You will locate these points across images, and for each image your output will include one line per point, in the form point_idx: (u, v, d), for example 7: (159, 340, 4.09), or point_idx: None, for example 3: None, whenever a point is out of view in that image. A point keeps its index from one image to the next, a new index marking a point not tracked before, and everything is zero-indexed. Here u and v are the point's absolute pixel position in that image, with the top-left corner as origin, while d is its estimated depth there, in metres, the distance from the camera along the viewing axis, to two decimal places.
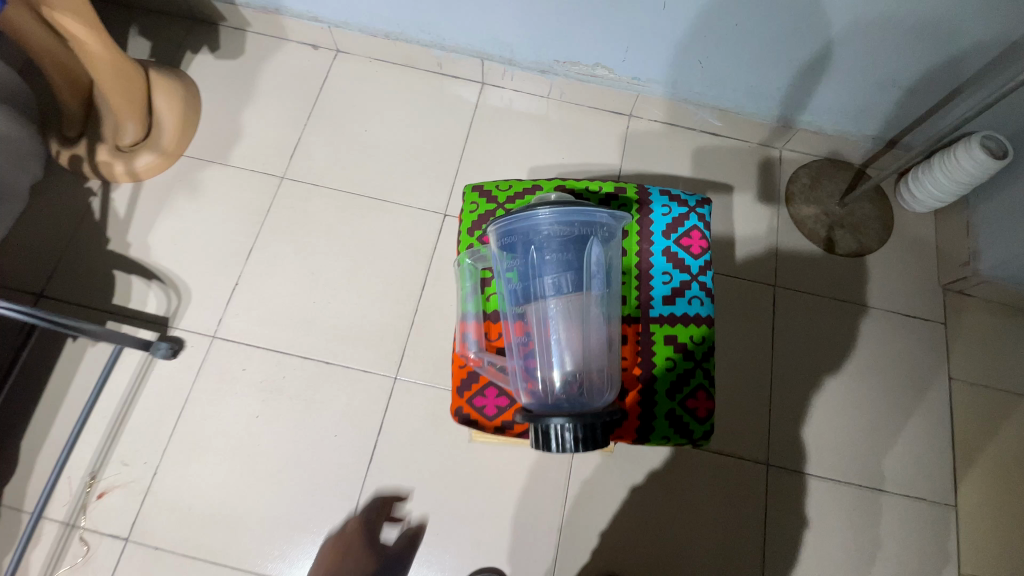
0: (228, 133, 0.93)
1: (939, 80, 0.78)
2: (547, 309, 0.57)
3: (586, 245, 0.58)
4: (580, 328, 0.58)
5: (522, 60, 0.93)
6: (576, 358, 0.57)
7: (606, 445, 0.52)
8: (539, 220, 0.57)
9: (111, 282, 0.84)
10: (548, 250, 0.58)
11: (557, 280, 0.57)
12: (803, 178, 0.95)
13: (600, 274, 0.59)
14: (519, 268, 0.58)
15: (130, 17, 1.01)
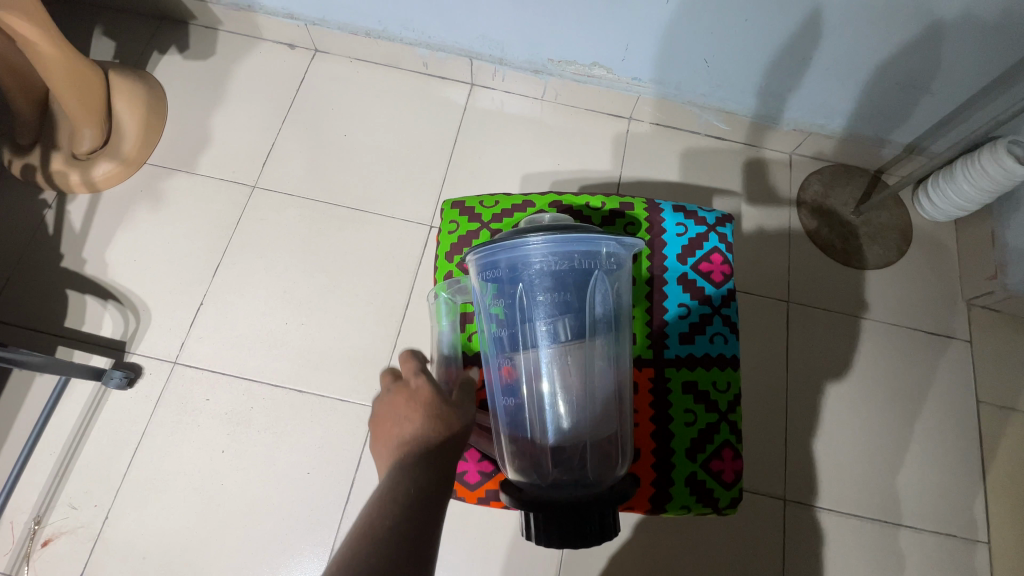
0: (196, 139, 0.86)
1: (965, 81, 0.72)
2: (541, 356, 0.50)
3: (587, 280, 0.51)
4: (581, 381, 0.50)
5: (514, 59, 0.86)
6: (575, 420, 0.50)
7: (607, 532, 0.45)
8: (530, 250, 0.49)
9: (63, 303, 0.76)
10: (541, 284, 0.50)
11: (552, 322, 0.50)
12: (816, 185, 0.89)
13: (604, 316, 0.52)
14: (508, 305, 0.52)
15: (92, 14, 0.94)
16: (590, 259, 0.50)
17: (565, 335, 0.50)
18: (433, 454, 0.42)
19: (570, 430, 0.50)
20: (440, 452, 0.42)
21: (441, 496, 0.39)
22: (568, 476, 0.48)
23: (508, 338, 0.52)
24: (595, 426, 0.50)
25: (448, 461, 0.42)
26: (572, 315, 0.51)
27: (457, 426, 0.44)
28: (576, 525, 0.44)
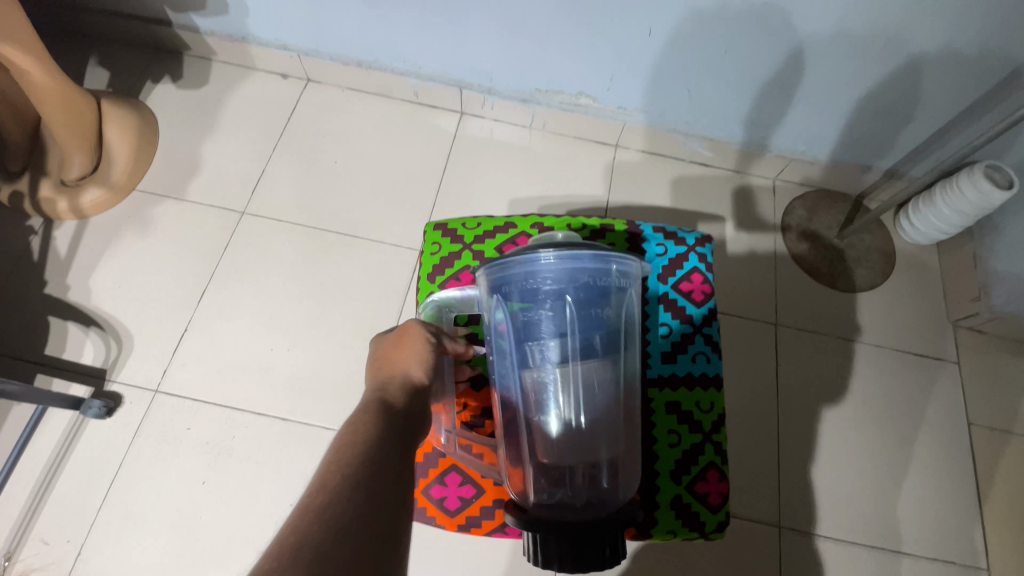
0: (186, 166, 0.87)
1: (938, 109, 0.74)
2: (551, 375, 0.49)
3: (599, 299, 0.50)
4: (591, 400, 0.50)
5: (502, 89, 0.88)
6: (583, 441, 0.49)
7: (619, 557, 0.44)
8: (542, 267, 0.49)
9: (43, 331, 0.75)
10: (553, 302, 0.50)
11: (563, 341, 0.50)
12: (799, 210, 0.90)
13: (615, 338, 0.51)
14: (517, 322, 0.50)
15: (87, 45, 0.95)
16: (602, 278, 0.50)
17: (576, 354, 0.50)
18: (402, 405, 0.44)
19: (579, 451, 0.49)
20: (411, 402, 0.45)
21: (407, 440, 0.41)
22: (577, 498, 0.47)
23: (517, 356, 0.50)
24: (604, 446, 0.50)
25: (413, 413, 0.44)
26: (583, 335, 0.50)
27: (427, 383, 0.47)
28: (593, 546, 0.43)
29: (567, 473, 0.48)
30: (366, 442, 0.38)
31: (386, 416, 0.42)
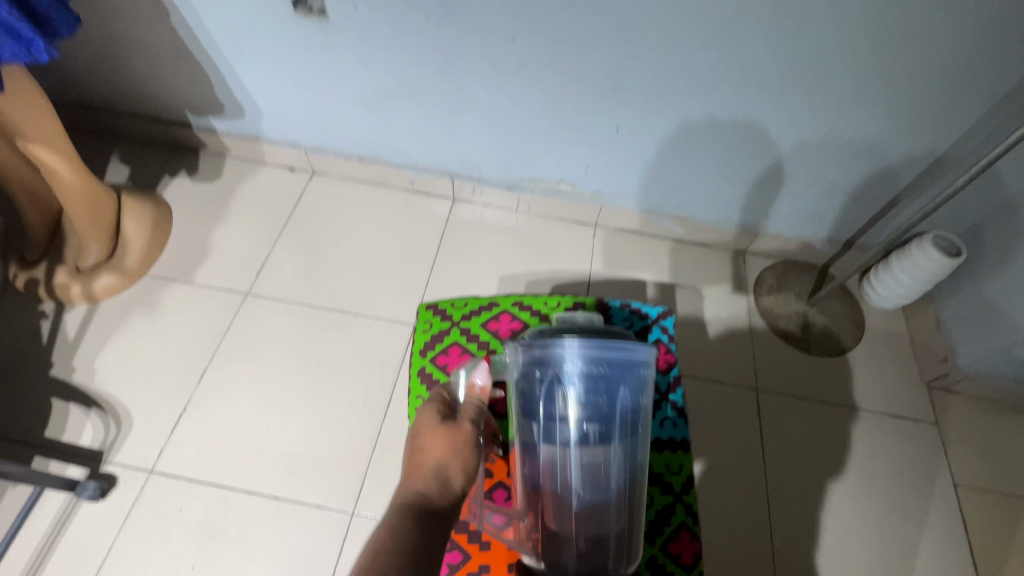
0: (196, 252, 0.93)
1: (879, 188, 0.83)
2: (569, 452, 0.54)
3: (618, 384, 0.54)
4: (603, 477, 0.54)
5: (491, 177, 0.98)
6: (594, 518, 0.54)
7: None
8: (568, 352, 0.53)
9: (44, 413, 0.77)
10: (576, 385, 0.54)
11: (582, 422, 0.54)
12: (769, 280, 0.96)
13: (631, 425, 0.55)
14: (543, 398, 0.55)
15: (110, 144, 1.05)
16: (622, 365, 0.54)
17: (593, 437, 0.54)
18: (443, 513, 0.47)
19: (590, 524, 0.54)
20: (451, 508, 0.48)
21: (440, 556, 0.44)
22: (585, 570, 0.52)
23: (541, 429, 0.56)
24: (612, 523, 0.54)
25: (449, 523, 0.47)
26: (601, 417, 0.54)
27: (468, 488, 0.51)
28: None
29: (575, 540, 0.54)
30: (411, 563, 0.40)
31: (426, 518, 0.45)
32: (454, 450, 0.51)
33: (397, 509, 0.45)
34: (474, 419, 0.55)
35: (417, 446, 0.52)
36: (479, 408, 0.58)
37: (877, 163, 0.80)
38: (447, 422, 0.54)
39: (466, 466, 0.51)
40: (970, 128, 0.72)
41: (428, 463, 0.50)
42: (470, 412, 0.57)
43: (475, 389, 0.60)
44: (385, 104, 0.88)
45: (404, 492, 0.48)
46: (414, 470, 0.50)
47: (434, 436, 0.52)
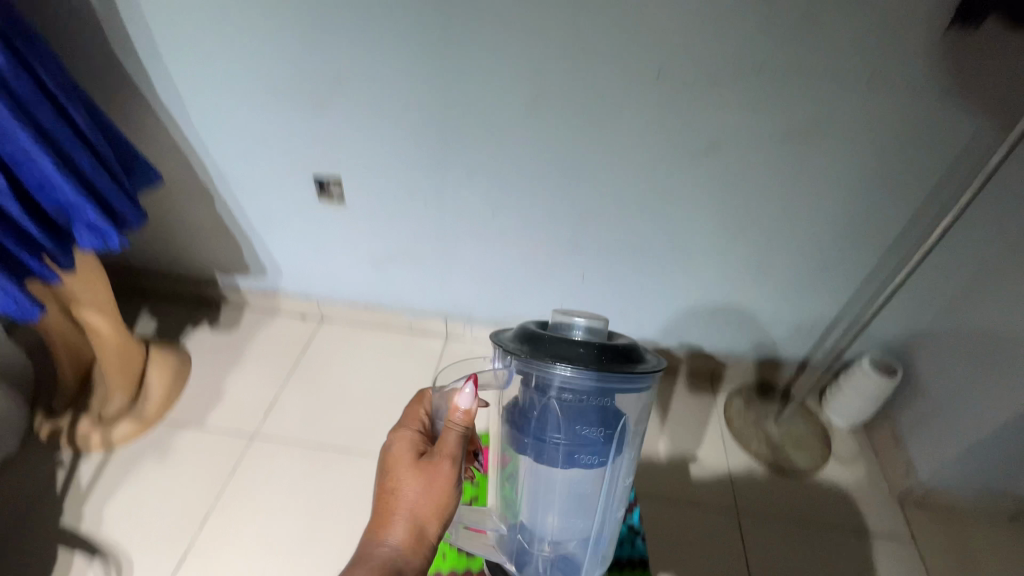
0: (210, 396, 1.01)
1: (814, 318, 0.96)
2: (553, 474, 0.54)
3: (611, 411, 0.52)
4: (586, 501, 0.56)
5: (480, 317, 1.11)
6: (568, 519, 0.56)
7: None
8: (561, 377, 0.51)
9: (49, 565, 0.79)
10: (567, 410, 0.52)
11: (572, 451, 0.52)
12: (736, 405, 1.05)
13: (615, 446, 0.53)
14: (533, 416, 0.53)
15: (142, 300, 1.18)
16: (616, 393, 0.52)
17: (580, 463, 0.53)
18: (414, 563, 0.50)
19: (564, 521, 0.56)
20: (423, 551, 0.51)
21: None
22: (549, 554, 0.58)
23: (529, 446, 0.54)
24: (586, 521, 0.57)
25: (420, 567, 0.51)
26: (591, 442, 0.52)
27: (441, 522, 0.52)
28: None
29: (554, 544, 0.58)
30: None
31: None
32: (428, 501, 0.51)
33: (365, 570, 0.49)
34: (451, 459, 0.52)
35: (390, 486, 0.52)
36: (461, 438, 0.53)
37: (806, 298, 0.94)
38: (421, 464, 0.52)
39: (440, 516, 0.52)
40: (872, 269, 0.88)
41: (400, 515, 0.51)
42: (449, 445, 0.52)
43: (457, 414, 0.52)
44: (389, 262, 1.04)
45: (373, 540, 0.51)
46: (386, 518, 0.51)
47: (409, 486, 0.52)
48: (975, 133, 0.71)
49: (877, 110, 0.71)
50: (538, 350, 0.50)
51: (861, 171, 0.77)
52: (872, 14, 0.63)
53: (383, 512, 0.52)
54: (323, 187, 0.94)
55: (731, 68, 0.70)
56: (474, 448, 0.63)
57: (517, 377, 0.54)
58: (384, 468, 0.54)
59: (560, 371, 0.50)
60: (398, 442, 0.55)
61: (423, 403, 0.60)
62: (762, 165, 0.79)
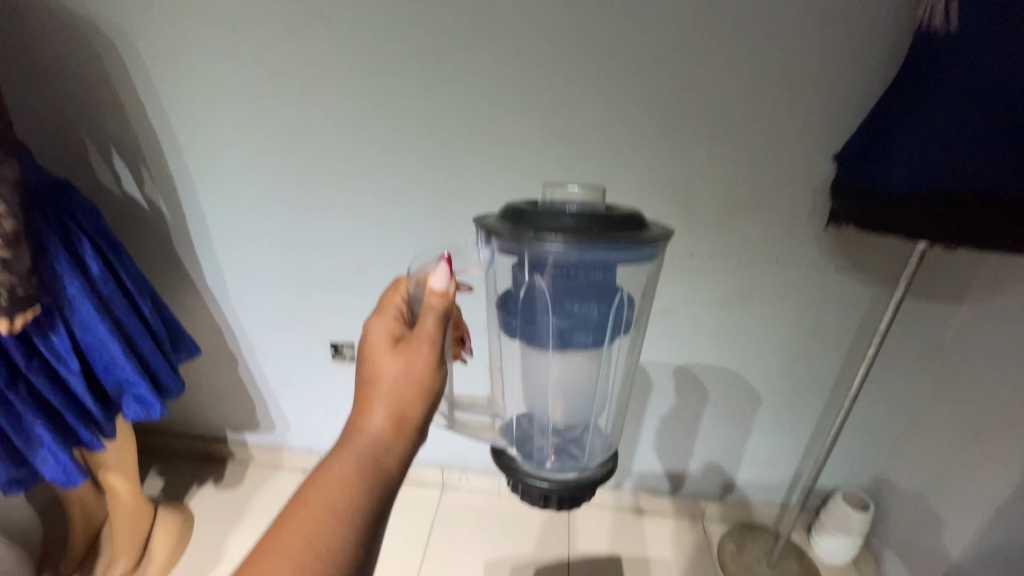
0: (210, 558, 1.02)
1: (777, 456, 1.07)
2: (550, 362, 0.54)
3: (608, 283, 0.50)
4: (588, 372, 0.55)
5: (475, 465, 1.19)
6: (570, 407, 0.57)
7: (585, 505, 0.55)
8: (551, 253, 0.48)
9: None
10: (558, 284, 0.50)
11: (566, 323, 0.51)
12: (729, 545, 1.09)
13: (614, 323, 0.52)
14: (527, 303, 0.52)
15: (150, 460, 1.24)
16: (613, 263, 0.49)
17: (577, 344, 0.52)
18: (395, 457, 0.49)
19: (566, 411, 0.57)
20: (406, 444, 0.49)
21: (387, 506, 0.48)
22: (555, 446, 0.57)
23: (521, 329, 0.54)
24: (586, 411, 0.58)
25: (403, 457, 0.49)
26: (586, 322, 0.51)
27: (427, 409, 0.51)
28: (565, 500, 0.53)
29: (558, 430, 0.57)
30: (353, 535, 0.45)
31: (371, 484, 0.47)
32: (406, 381, 0.49)
33: (341, 460, 0.47)
34: (432, 340, 0.50)
35: (369, 370, 0.50)
36: (439, 322, 0.50)
37: (767, 437, 1.06)
38: (403, 345, 0.50)
39: (420, 402, 0.50)
40: (818, 409, 1.01)
41: (378, 399, 0.49)
42: (427, 330, 0.50)
43: (434, 296, 0.48)
44: None
45: (356, 424, 0.49)
46: (364, 403, 0.49)
47: (388, 367, 0.49)
48: (872, 294, 0.88)
49: (790, 279, 0.89)
50: (524, 227, 0.46)
51: (791, 324, 0.93)
52: (768, 213, 0.84)
53: (361, 397, 0.50)
54: (336, 350, 1.07)
55: (670, 251, 0.89)
56: (461, 335, 0.62)
57: (506, 262, 0.52)
58: (363, 349, 0.52)
59: (550, 244, 0.46)
60: (377, 324, 0.53)
61: (403, 286, 0.57)
62: (708, 322, 0.95)
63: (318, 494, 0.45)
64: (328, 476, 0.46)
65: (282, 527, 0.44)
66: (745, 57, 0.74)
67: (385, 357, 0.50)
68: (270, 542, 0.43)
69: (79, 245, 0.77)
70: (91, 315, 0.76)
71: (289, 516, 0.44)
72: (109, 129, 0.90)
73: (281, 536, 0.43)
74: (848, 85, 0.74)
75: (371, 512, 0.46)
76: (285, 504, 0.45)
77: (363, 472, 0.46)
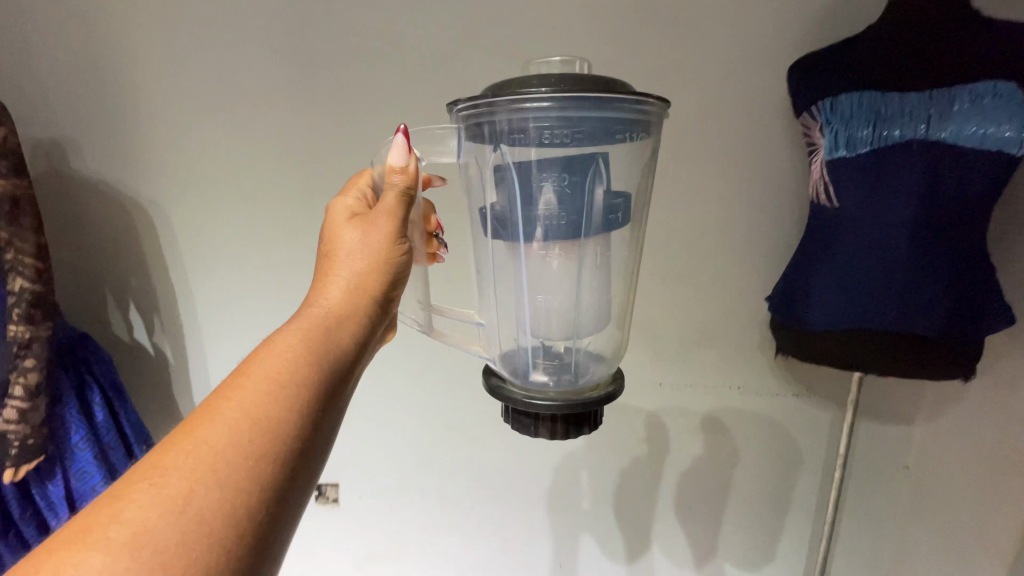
0: None
1: None
2: (531, 264, 0.53)
3: (593, 149, 0.49)
4: (579, 275, 0.53)
5: None
6: (566, 315, 0.54)
7: (592, 427, 0.53)
8: (534, 114, 0.47)
9: None
10: (541, 153, 0.49)
11: (546, 203, 0.50)
12: None
13: (601, 207, 0.51)
14: (506, 186, 0.51)
15: None
16: (603, 125, 0.48)
17: (560, 224, 0.50)
18: (349, 333, 0.48)
19: (559, 321, 0.55)
20: (361, 323, 0.50)
21: (341, 383, 0.47)
22: (553, 372, 0.55)
23: (502, 218, 0.52)
24: (585, 322, 0.55)
25: (358, 332, 0.49)
26: (568, 193, 0.50)
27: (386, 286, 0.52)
28: (571, 425, 0.51)
29: (551, 347, 0.56)
30: (299, 406, 0.43)
31: (319, 354, 0.45)
32: (364, 257, 0.51)
33: (287, 336, 0.46)
34: (393, 214, 0.52)
35: (329, 252, 0.52)
36: (400, 198, 0.52)
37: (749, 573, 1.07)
38: (361, 220, 0.53)
39: (379, 274, 0.51)
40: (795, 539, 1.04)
41: (334, 272, 0.51)
42: (387, 205, 0.51)
43: (394, 175, 0.51)
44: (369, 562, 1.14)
45: (309, 303, 0.50)
46: (321, 289, 0.50)
47: (347, 245, 0.51)
48: (830, 416, 0.97)
49: (749, 405, 0.98)
50: (504, 91, 0.46)
51: (758, 447, 1.01)
52: (721, 346, 0.95)
53: (319, 284, 0.51)
54: (320, 490, 1.09)
55: (639, 382, 0.98)
56: (434, 232, 0.64)
57: (482, 145, 0.51)
58: (323, 235, 0.54)
59: (536, 100, 0.45)
60: (341, 209, 0.55)
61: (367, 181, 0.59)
62: (679, 446, 1.01)
63: (260, 367, 0.43)
64: (271, 350, 0.45)
65: (219, 401, 0.42)
66: (685, 219, 0.89)
67: (345, 229, 0.53)
68: (206, 414, 0.41)
69: (90, 395, 0.87)
70: (89, 463, 0.84)
71: (229, 390, 0.42)
72: (132, 285, 1.01)
73: (218, 408, 0.41)
74: (771, 241, 0.89)
75: (319, 389, 0.44)
76: (225, 381, 0.43)
77: (311, 348, 0.45)
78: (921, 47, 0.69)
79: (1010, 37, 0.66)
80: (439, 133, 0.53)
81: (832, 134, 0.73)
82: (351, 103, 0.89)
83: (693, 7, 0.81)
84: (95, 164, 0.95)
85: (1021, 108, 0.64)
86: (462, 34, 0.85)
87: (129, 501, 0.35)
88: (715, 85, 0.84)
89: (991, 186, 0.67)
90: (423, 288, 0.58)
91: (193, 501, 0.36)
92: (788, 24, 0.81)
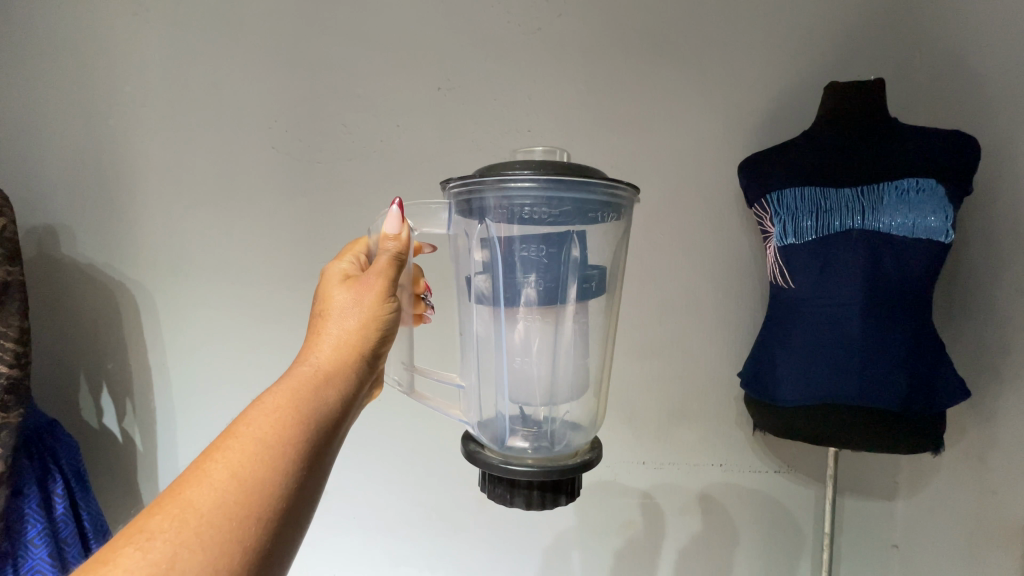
0: None
1: None
2: (513, 331, 0.54)
3: (572, 226, 0.52)
4: (558, 343, 0.55)
5: None
6: (546, 385, 0.55)
7: (569, 497, 0.53)
8: (517, 194, 0.50)
9: None
10: (522, 228, 0.52)
11: (526, 275, 0.53)
12: None
13: (578, 279, 0.53)
14: (490, 255, 0.54)
15: None
16: (580, 205, 0.51)
17: (538, 293, 0.53)
18: (338, 396, 0.48)
19: (540, 389, 0.55)
20: (348, 384, 0.50)
21: (324, 447, 0.46)
22: (532, 436, 0.55)
23: (483, 287, 0.55)
24: (564, 391, 0.56)
25: (345, 394, 0.49)
26: (547, 264, 0.52)
27: (374, 346, 0.53)
28: (549, 491, 0.52)
29: (531, 415, 0.56)
30: (286, 469, 0.42)
31: (304, 418, 0.45)
32: (355, 315, 0.52)
33: (276, 395, 0.46)
34: (386, 276, 0.53)
35: (322, 310, 0.53)
36: (393, 261, 0.53)
37: None
38: (353, 279, 0.54)
39: (369, 333, 0.52)
40: None
41: (325, 331, 0.51)
42: (380, 267, 0.53)
43: (388, 241, 0.53)
44: None
45: (299, 362, 0.50)
46: (312, 346, 0.51)
47: (339, 303, 0.52)
48: (814, 491, 0.98)
49: (732, 482, 0.98)
50: (491, 171, 0.50)
51: (746, 527, 0.99)
52: (700, 422, 0.97)
53: (309, 341, 0.51)
54: None
55: (622, 461, 0.97)
56: (422, 294, 0.65)
57: (471, 219, 0.54)
58: (317, 292, 0.55)
59: (520, 181, 0.49)
60: (336, 269, 0.57)
61: (363, 245, 0.61)
62: (665, 529, 0.99)
63: (248, 427, 0.44)
64: (261, 410, 0.45)
65: (207, 462, 0.42)
66: (656, 300, 0.94)
67: (338, 289, 0.54)
68: (193, 475, 0.41)
69: (51, 486, 0.83)
70: (42, 561, 0.79)
71: (217, 450, 0.42)
72: (109, 368, 1.00)
73: (206, 469, 0.41)
74: (739, 319, 0.94)
75: (306, 449, 0.44)
76: (214, 441, 0.43)
77: (299, 407, 0.46)
78: (852, 151, 0.79)
79: (925, 142, 0.76)
80: (435, 207, 0.58)
81: (781, 225, 0.80)
82: (344, 195, 0.95)
83: (654, 113, 0.92)
84: (86, 250, 0.98)
85: (941, 200, 0.73)
86: (448, 140, 0.93)
87: (113, 567, 0.35)
88: (676, 182, 0.92)
89: (927, 269, 0.74)
90: (407, 350, 0.58)
91: (176, 566, 0.36)
92: (737, 130, 0.92)
